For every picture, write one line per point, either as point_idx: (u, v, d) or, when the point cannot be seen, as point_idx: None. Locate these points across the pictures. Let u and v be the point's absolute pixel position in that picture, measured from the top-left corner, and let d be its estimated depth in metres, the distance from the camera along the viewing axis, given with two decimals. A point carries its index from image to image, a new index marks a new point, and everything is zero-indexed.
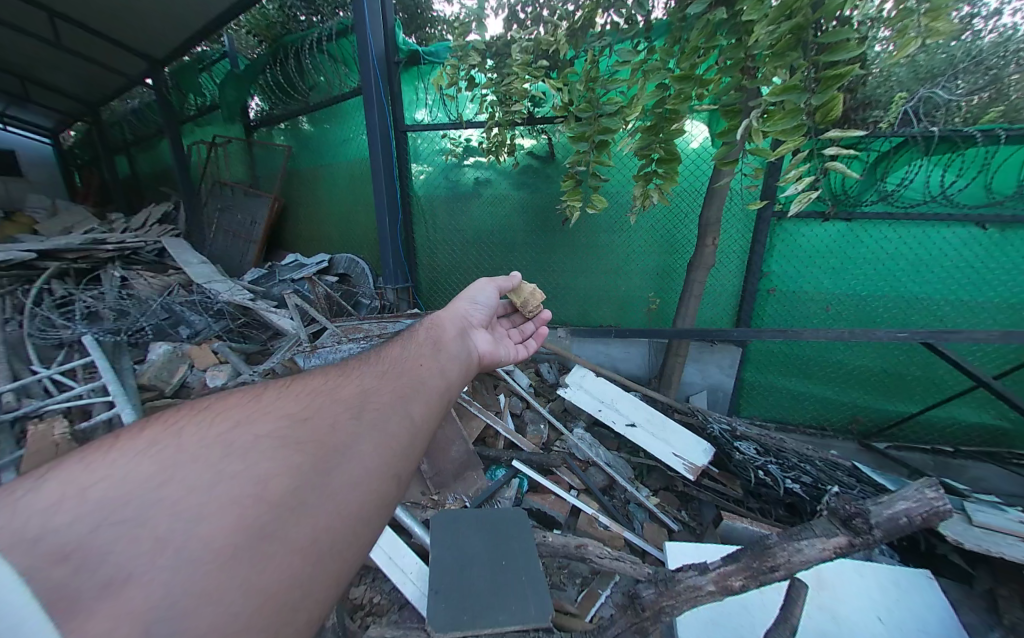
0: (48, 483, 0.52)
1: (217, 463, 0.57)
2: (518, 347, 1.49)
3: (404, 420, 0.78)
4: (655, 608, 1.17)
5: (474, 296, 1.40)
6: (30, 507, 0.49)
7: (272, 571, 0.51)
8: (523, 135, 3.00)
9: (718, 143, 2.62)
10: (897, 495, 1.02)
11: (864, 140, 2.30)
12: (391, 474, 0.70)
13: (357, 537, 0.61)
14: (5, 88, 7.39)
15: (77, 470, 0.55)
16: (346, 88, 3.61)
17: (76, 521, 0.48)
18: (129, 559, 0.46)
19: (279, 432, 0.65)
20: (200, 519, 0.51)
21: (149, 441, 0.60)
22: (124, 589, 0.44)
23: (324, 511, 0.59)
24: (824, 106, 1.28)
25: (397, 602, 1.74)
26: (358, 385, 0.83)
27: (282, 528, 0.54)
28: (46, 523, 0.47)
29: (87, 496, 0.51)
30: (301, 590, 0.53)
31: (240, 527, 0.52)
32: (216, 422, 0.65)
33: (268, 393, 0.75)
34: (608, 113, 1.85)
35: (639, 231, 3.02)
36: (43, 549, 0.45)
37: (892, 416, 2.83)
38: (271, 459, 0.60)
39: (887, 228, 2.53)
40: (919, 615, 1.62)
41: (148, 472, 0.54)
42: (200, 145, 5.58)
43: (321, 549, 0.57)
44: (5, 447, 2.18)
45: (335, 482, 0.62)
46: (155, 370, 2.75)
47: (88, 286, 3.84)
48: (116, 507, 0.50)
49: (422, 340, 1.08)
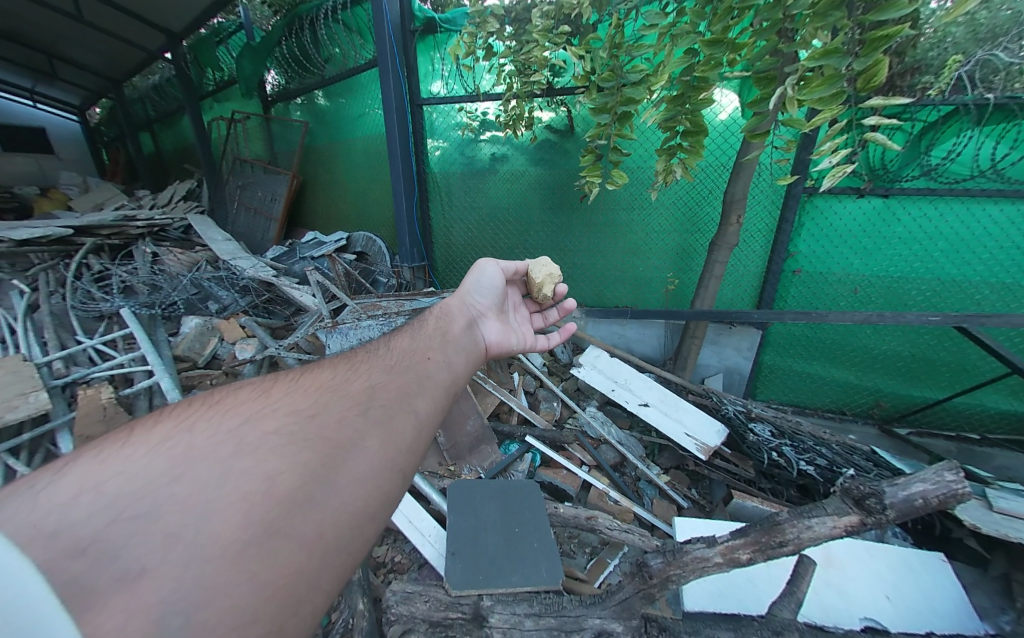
0: (66, 477, 0.54)
1: (226, 460, 0.59)
2: (537, 337, 1.49)
3: (411, 415, 0.80)
4: (662, 576, 1.22)
5: (478, 279, 1.38)
6: (49, 500, 0.50)
7: (283, 563, 0.52)
8: (542, 107, 2.92)
9: (748, 113, 2.50)
10: (913, 476, 1.00)
11: (909, 108, 2.15)
12: (396, 469, 0.72)
13: (363, 532, 0.63)
14: (33, 65, 7.53)
15: (94, 466, 0.56)
16: (361, 60, 3.55)
17: (93, 514, 0.49)
18: (143, 552, 0.47)
19: (288, 428, 0.67)
20: (210, 515, 0.52)
21: (161, 438, 0.62)
22: (139, 582, 0.44)
23: (330, 506, 0.61)
24: (868, 70, 1.19)
25: (416, 562, 1.86)
26: (366, 381, 0.85)
27: (290, 523, 0.56)
28: (64, 516, 0.48)
29: (102, 491, 0.52)
30: (308, 583, 0.54)
31: (250, 522, 0.53)
32: (226, 419, 0.67)
33: (277, 390, 0.77)
34: (632, 83, 1.76)
35: (661, 208, 2.93)
36: (61, 542, 0.45)
37: (916, 402, 2.75)
38: (278, 456, 0.62)
39: (928, 205, 2.38)
40: (928, 593, 1.64)
41: (162, 469, 0.56)
42: (220, 121, 5.62)
43: (329, 542, 0.59)
44: (60, 408, 2.35)
45: (341, 479, 0.64)
46: (188, 342, 2.92)
47: (122, 261, 4.02)
48: (130, 502, 0.51)
49: (431, 328, 1.11)
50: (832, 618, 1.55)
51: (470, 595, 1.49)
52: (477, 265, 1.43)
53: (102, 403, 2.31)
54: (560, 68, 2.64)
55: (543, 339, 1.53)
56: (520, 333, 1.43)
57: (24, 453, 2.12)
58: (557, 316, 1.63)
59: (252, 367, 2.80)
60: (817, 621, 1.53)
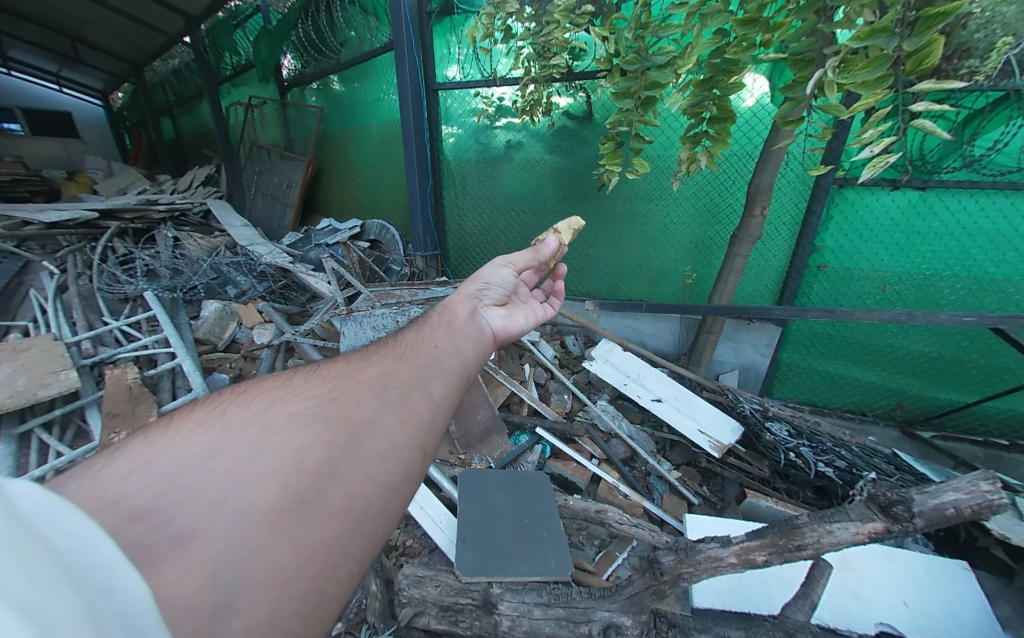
0: (117, 456, 0.55)
1: (257, 438, 0.59)
2: (542, 306, 1.41)
3: (425, 397, 0.79)
4: (674, 573, 1.21)
5: (488, 277, 1.27)
6: (107, 476, 0.52)
7: (318, 528, 0.54)
8: (560, 92, 2.85)
9: (779, 99, 2.38)
10: (945, 485, 0.96)
11: (956, 94, 2.01)
12: (416, 447, 0.71)
13: (389, 505, 0.63)
14: (58, 48, 7.68)
15: (141, 445, 0.58)
16: (377, 43, 3.50)
17: (145, 485, 0.51)
18: (193, 517, 0.48)
19: (311, 410, 0.67)
20: (250, 485, 0.53)
21: (199, 420, 0.63)
22: (192, 542, 0.46)
23: (356, 478, 0.61)
24: (918, 54, 1.09)
25: (427, 547, 1.90)
26: (379, 367, 0.84)
27: (320, 494, 0.56)
28: (122, 487, 0.50)
29: (152, 467, 0.53)
30: (342, 548, 0.55)
31: (284, 491, 0.54)
32: (254, 402, 0.68)
33: (298, 377, 0.77)
34: (658, 65, 1.66)
35: (681, 199, 2.84)
36: (121, 509, 0.47)
37: (943, 405, 2.65)
38: (305, 434, 0.62)
39: (968, 198, 2.24)
40: (950, 602, 1.59)
41: (201, 447, 0.57)
42: (236, 106, 5.66)
43: (359, 511, 0.59)
44: (88, 387, 2.44)
45: (364, 454, 0.64)
46: (209, 325, 3.00)
47: (145, 245, 4.12)
48: (177, 475, 0.52)
49: (436, 320, 1.07)
50: (845, 621, 1.54)
51: (479, 583, 1.52)
52: (488, 264, 1.31)
53: (128, 383, 2.38)
54: (581, 51, 2.56)
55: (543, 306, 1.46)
56: (526, 312, 1.32)
57: (56, 429, 2.21)
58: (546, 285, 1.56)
59: (270, 352, 2.85)
60: (829, 624, 1.52)
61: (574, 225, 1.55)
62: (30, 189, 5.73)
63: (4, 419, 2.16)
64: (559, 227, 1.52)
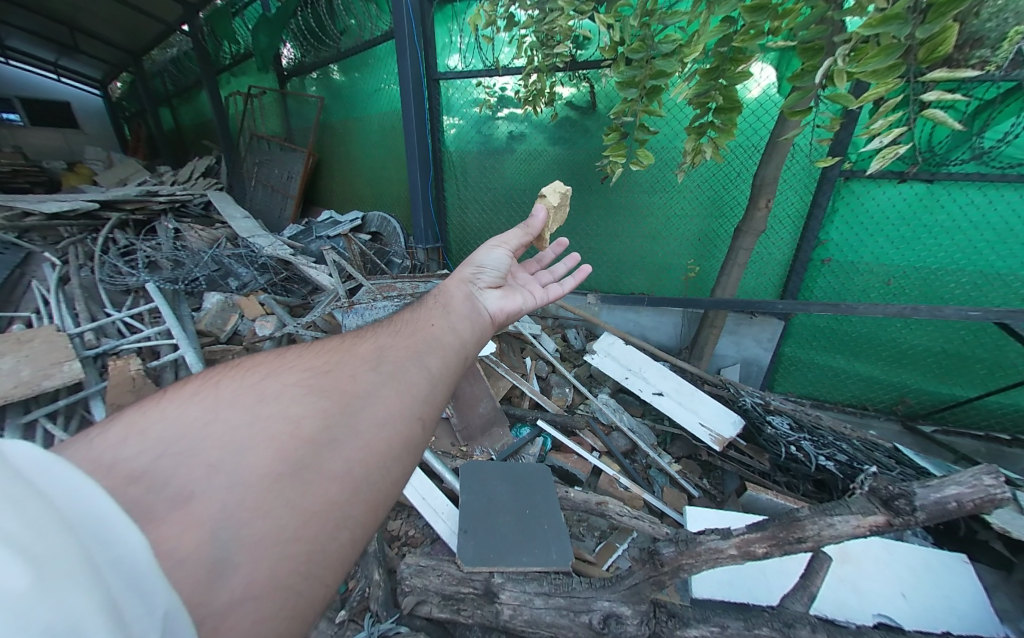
0: (116, 426, 0.57)
1: (251, 407, 0.60)
2: (542, 288, 1.39)
3: (422, 372, 0.78)
4: (674, 564, 1.22)
5: (481, 260, 1.25)
6: (107, 444, 0.53)
7: (316, 494, 0.54)
8: (562, 82, 2.82)
9: (786, 89, 2.35)
10: (948, 479, 0.95)
11: (967, 84, 1.97)
12: (415, 419, 0.71)
13: (388, 474, 0.63)
14: (55, 37, 7.61)
15: (137, 415, 0.59)
16: (377, 31, 3.45)
17: (142, 451, 0.52)
18: (190, 481, 0.49)
19: (305, 381, 0.68)
20: (245, 451, 0.54)
21: (192, 392, 0.63)
22: (189, 503, 0.47)
23: (354, 446, 0.61)
24: (933, 40, 1.06)
25: (429, 536, 1.92)
26: (374, 344, 0.83)
27: (317, 460, 0.57)
28: (119, 454, 0.51)
29: (147, 435, 0.55)
30: (341, 513, 0.56)
31: (280, 457, 0.54)
32: (249, 374, 0.68)
33: (293, 352, 0.77)
34: (663, 54, 1.61)
35: (685, 190, 2.81)
36: (119, 473, 0.49)
37: (945, 399, 2.65)
38: (300, 403, 0.62)
39: (976, 190, 2.21)
40: (947, 594, 1.61)
41: (196, 415, 0.58)
42: (236, 96, 5.60)
43: (359, 479, 0.60)
44: (92, 377, 2.45)
45: (362, 423, 0.64)
46: (211, 317, 3.00)
47: (146, 236, 4.11)
48: (173, 442, 0.54)
49: (432, 303, 1.05)
50: (844, 613, 1.54)
51: (480, 572, 1.53)
52: (482, 247, 1.29)
53: (132, 374, 2.40)
54: (585, 39, 2.53)
55: (557, 286, 1.45)
56: (524, 295, 1.30)
57: (61, 419, 2.23)
58: (568, 269, 1.54)
59: (272, 343, 2.86)
60: (828, 614, 1.53)
61: (560, 188, 1.56)
62: (31, 181, 5.72)
63: (9, 409, 2.18)
64: (546, 192, 1.53)
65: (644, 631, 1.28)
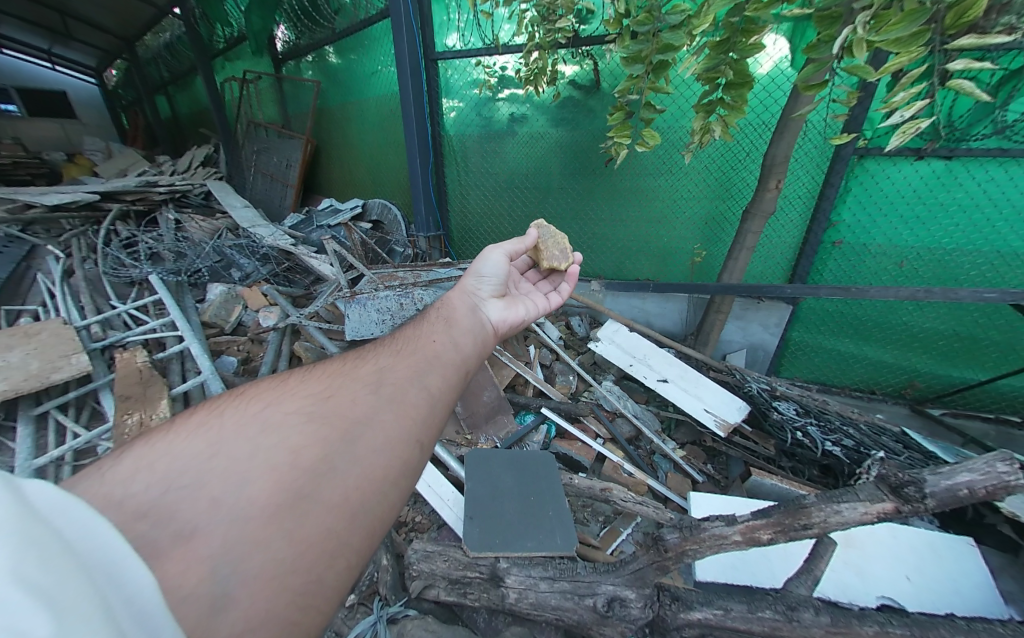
0: (123, 458, 0.56)
1: (254, 439, 0.59)
2: (545, 297, 1.37)
3: (422, 391, 0.78)
4: (678, 550, 1.24)
5: (482, 269, 1.23)
6: (114, 476, 0.53)
7: (314, 523, 0.54)
8: (565, 60, 2.72)
9: (798, 63, 2.25)
10: (960, 465, 0.92)
11: (994, 52, 1.87)
12: (414, 441, 0.71)
13: (386, 498, 0.64)
14: (47, 23, 7.48)
15: (145, 448, 0.58)
16: (372, 11, 3.34)
17: (147, 485, 0.51)
18: (193, 515, 0.49)
19: (307, 408, 0.68)
20: (247, 483, 0.53)
21: (197, 422, 0.63)
22: (193, 538, 0.47)
23: (352, 474, 0.61)
24: (961, 4, 0.99)
25: (436, 523, 1.95)
26: (375, 364, 0.82)
27: (316, 490, 0.57)
28: (125, 488, 0.51)
29: (154, 468, 0.54)
30: (339, 542, 0.56)
31: (280, 488, 0.54)
32: (251, 403, 0.67)
33: (294, 377, 0.77)
34: (670, 26, 1.51)
35: (691, 173, 2.74)
36: (125, 508, 0.48)
37: (954, 383, 2.61)
38: (301, 432, 0.62)
39: (997, 167, 2.12)
40: (953, 577, 1.61)
41: (200, 447, 0.57)
42: (232, 82, 5.49)
43: (356, 505, 0.60)
44: (100, 369, 2.47)
45: (361, 449, 0.64)
46: (215, 308, 3.02)
47: (147, 228, 4.10)
48: (177, 475, 0.53)
49: (433, 316, 1.04)
50: (846, 594, 1.55)
51: (486, 557, 1.55)
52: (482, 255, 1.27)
53: (138, 366, 2.40)
54: (589, 13, 2.44)
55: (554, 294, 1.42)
56: (528, 304, 1.28)
57: (72, 410, 2.26)
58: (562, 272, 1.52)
59: (275, 335, 2.86)
60: (831, 597, 1.53)
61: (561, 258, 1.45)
62: (31, 172, 5.69)
63: (21, 401, 2.22)
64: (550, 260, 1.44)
65: (647, 613, 1.31)
